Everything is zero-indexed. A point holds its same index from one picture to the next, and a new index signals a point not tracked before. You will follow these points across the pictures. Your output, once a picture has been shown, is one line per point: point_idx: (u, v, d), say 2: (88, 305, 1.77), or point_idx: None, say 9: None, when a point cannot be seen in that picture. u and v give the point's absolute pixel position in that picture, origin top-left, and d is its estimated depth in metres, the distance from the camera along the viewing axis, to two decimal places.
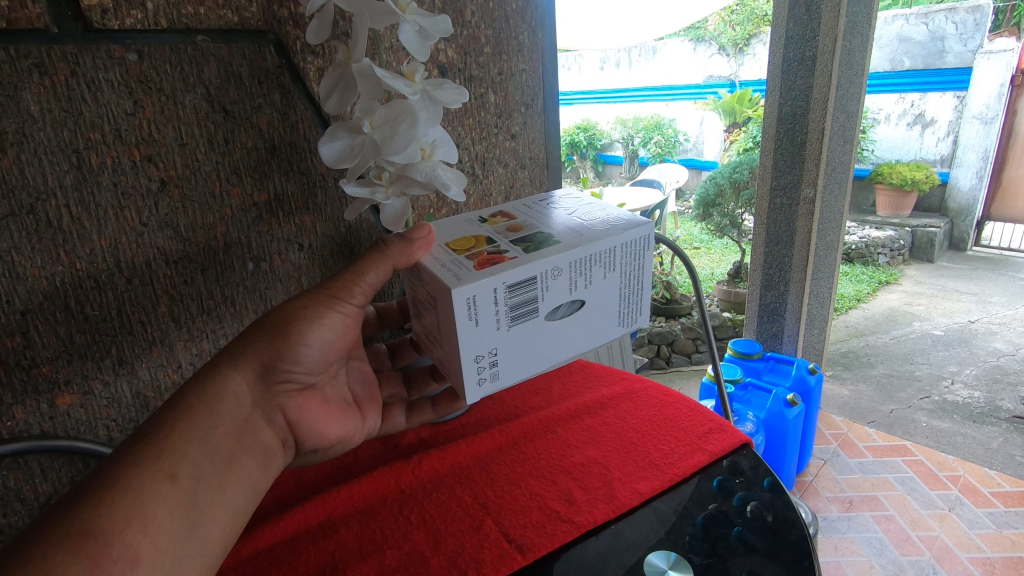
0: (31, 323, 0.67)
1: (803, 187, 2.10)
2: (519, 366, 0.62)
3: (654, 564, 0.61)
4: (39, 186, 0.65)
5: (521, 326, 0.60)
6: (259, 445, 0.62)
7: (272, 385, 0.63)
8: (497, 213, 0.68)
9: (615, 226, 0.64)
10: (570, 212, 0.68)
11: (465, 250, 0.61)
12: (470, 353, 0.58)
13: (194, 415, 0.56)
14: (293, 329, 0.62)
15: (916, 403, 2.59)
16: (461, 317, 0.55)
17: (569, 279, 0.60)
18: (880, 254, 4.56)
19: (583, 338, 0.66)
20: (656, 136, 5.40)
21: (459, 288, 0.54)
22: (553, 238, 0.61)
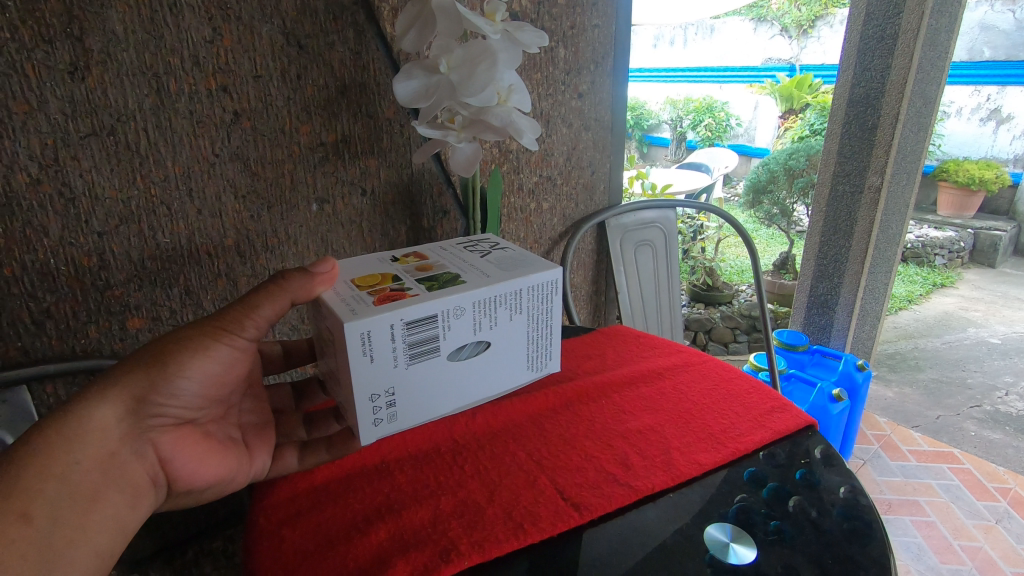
0: (108, 245, 0.67)
1: (870, 174, 1.98)
2: (419, 405, 0.59)
3: (714, 536, 0.59)
4: (119, 108, 0.64)
5: (421, 366, 0.57)
6: (129, 481, 0.56)
7: (147, 418, 0.57)
8: (408, 254, 0.65)
9: (520, 267, 0.63)
10: (483, 253, 0.66)
11: (365, 284, 0.57)
12: (367, 390, 0.54)
13: (50, 452, 0.51)
14: (170, 361, 0.56)
15: (966, 411, 2.47)
16: (353, 355, 0.51)
17: (472, 319, 0.58)
18: (937, 255, 4.33)
19: (485, 381, 0.63)
20: (706, 118, 5.03)
21: (355, 322, 0.50)
22: (458, 278, 0.59)
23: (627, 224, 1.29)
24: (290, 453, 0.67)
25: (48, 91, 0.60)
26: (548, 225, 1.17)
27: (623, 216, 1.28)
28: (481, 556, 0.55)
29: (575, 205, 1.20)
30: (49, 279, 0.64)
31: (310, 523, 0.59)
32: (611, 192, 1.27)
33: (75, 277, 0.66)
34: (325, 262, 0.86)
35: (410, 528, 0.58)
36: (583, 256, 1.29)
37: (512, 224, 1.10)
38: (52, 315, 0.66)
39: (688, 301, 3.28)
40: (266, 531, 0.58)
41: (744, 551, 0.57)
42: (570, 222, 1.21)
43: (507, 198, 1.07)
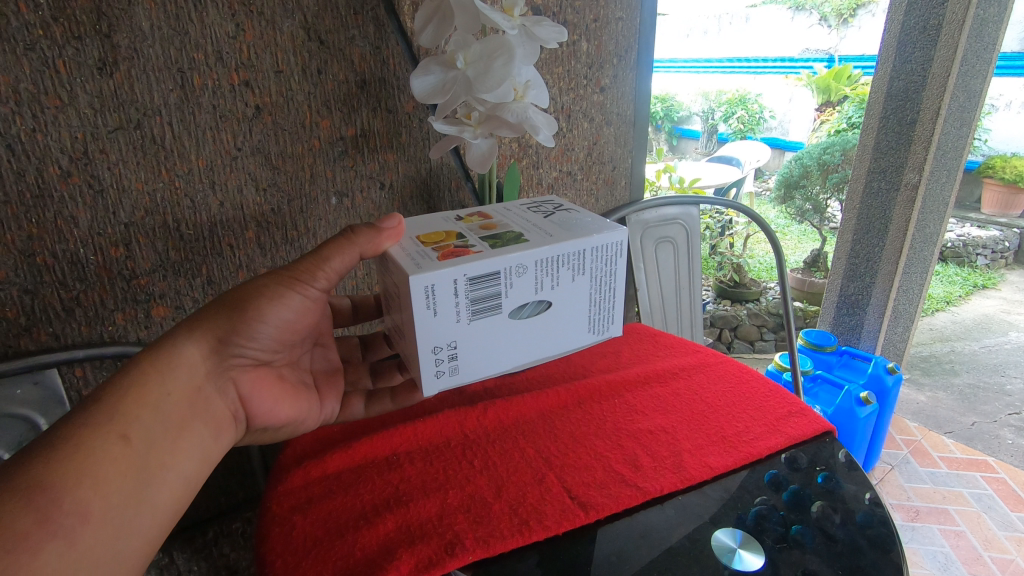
0: (133, 235, 0.69)
1: (907, 171, 1.91)
2: (483, 363, 0.57)
3: (722, 541, 0.59)
4: (146, 102, 0.66)
5: (482, 323, 0.55)
6: (211, 415, 0.58)
7: (228, 358, 0.59)
8: (475, 213, 0.62)
9: (587, 228, 0.58)
10: (551, 214, 0.62)
11: (429, 242, 0.55)
12: (427, 345, 0.53)
13: (147, 380, 0.53)
14: (249, 306, 0.58)
15: (1003, 418, 2.38)
16: (416, 307, 0.50)
17: (535, 278, 0.55)
18: (979, 255, 4.15)
19: (549, 344, 0.60)
20: (739, 111, 4.81)
21: (418, 275, 0.49)
22: (521, 236, 0.56)
23: (648, 220, 1.27)
24: (358, 402, 0.74)
25: (78, 87, 0.62)
26: None
27: (645, 212, 1.27)
28: (485, 552, 0.55)
29: (595, 200, 1.20)
30: (78, 267, 0.67)
31: (321, 511, 0.60)
32: (633, 186, 1.26)
33: (103, 267, 0.68)
34: None
35: (417, 520, 0.59)
36: None
37: None
38: (80, 303, 0.68)
39: (714, 298, 3.22)
40: (278, 517, 0.60)
41: (751, 558, 0.56)
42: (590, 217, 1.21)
43: (526, 192, 1.07)
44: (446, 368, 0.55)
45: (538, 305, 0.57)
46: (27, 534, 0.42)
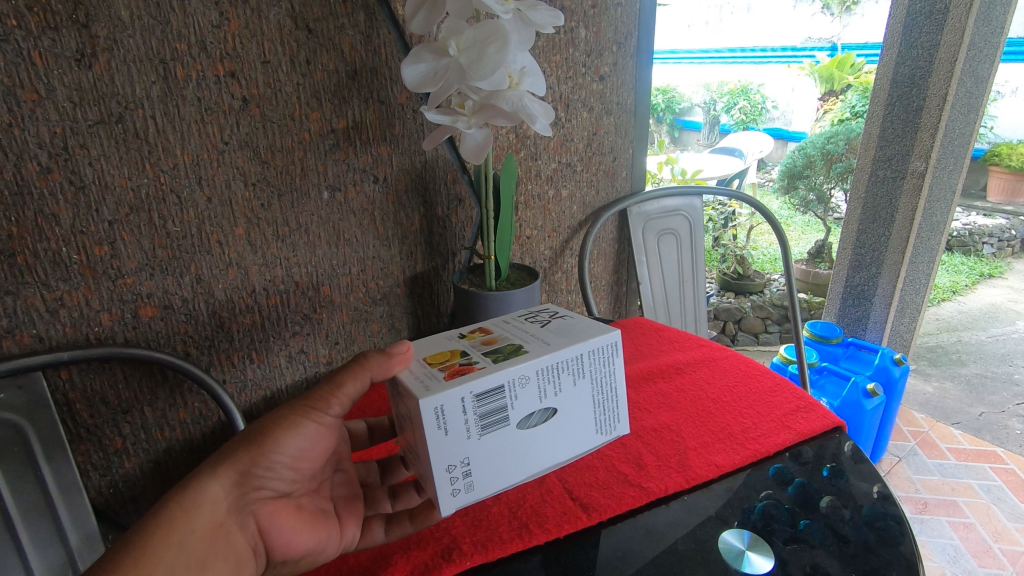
0: (118, 233, 0.67)
1: (913, 159, 1.87)
2: (497, 476, 0.54)
3: (729, 543, 0.56)
4: (127, 95, 0.64)
5: (493, 436, 0.53)
6: (233, 560, 0.49)
7: (253, 490, 0.51)
8: (476, 328, 0.62)
9: (579, 331, 0.59)
10: (546, 321, 0.62)
11: (434, 362, 0.55)
12: (439, 463, 0.50)
13: (166, 530, 0.45)
14: (266, 438, 0.50)
15: (1012, 408, 2.35)
16: (427, 430, 0.48)
17: (539, 387, 0.54)
18: (985, 244, 4.10)
19: (560, 448, 0.58)
20: (741, 101, 4.73)
21: (428, 397, 0.48)
22: (521, 347, 0.56)
23: (650, 212, 1.24)
24: (379, 524, 0.57)
25: (55, 79, 0.59)
26: (568, 213, 1.14)
27: (646, 204, 1.23)
28: (483, 557, 0.53)
29: (596, 191, 1.18)
30: (61, 267, 0.65)
31: None
32: (634, 178, 1.24)
33: (87, 266, 0.66)
34: (337, 251, 0.85)
35: (413, 525, 0.57)
36: (603, 245, 1.26)
37: (529, 212, 1.07)
38: (65, 304, 0.66)
39: (718, 290, 3.19)
40: None
41: (760, 561, 0.54)
42: (591, 210, 1.18)
43: (524, 185, 1.04)
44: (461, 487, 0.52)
45: (545, 414, 0.56)
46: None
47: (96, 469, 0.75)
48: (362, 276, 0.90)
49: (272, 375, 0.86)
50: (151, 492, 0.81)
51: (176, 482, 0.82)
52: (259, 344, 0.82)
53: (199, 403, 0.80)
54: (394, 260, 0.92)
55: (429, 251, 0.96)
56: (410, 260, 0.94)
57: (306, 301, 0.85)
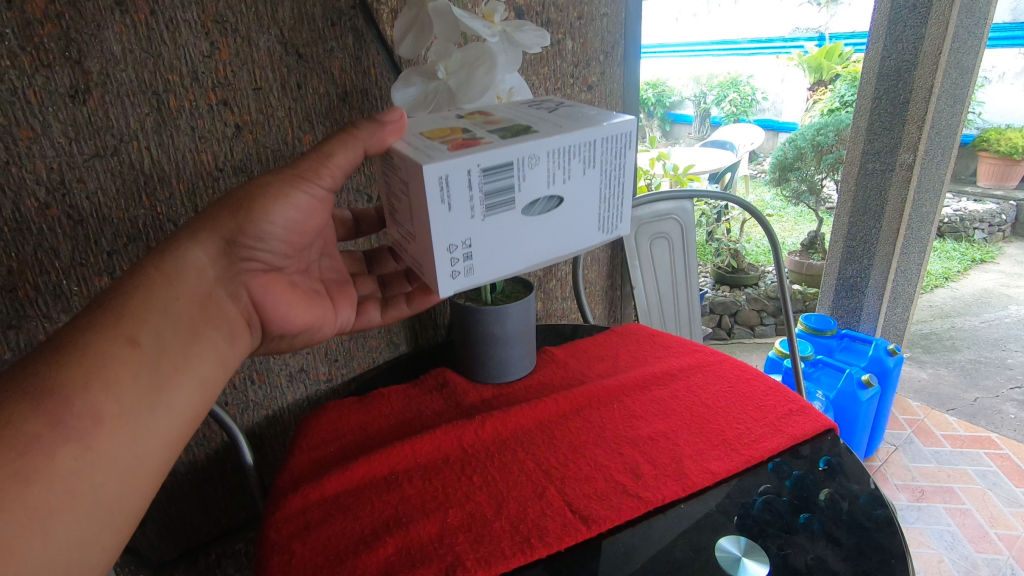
0: (117, 264, 0.68)
1: (902, 151, 1.89)
2: (498, 262, 0.55)
3: (725, 549, 0.58)
4: (122, 128, 0.64)
5: (497, 218, 0.52)
6: (223, 319, 0.56)
7: (240, 261, 0.56)
8: (478, 112, 0.59)
9: (595, 118, 0.56)
10: (554, 109, 0.59)
11: (434, 136, 0.53)
12: (439, 241, 0.50)
13: (153, 285, 0.50)
14: (255, 205, 0.55)
15: (1006, 392, 2.38)
16: (431, 201, 0.48)
17: (547, 169, 0.52)
18: (976, 229, 4.13)
19: (561, 244, 0.57)
20: (731, 93, 4.79)
21: (431, 164, 0.47)
22: (529, 128, 0.53)
23: (642, 217, 1.25)
24: (373, 309, 0.74)
25: (51, 116, 0.60)
26: None
27: (638, 209, 1.24)
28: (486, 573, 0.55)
29: None
30: (62, 299, 0.66)
31: (320, 536, 0.60)
32: None
33: (88, 297, 0.67)
34: None
35: (417, 542, 0.58)
36: (596, 251, 1.28)
37: None
38: None
39: (712, 284, 3.19)
40: (277, 544, 0.59)
41: (755, 567, 0.56)
42: None
43: None
44: (459, 267, 0.53)
45: (552, 203, 0.55)
46: (39, 436, 0.41)
47: None
48: None
49: (273, 396, 0.88)
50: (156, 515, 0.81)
51: (182, 502, 0.83)
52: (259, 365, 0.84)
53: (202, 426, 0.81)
54: None
55: None
56: None
57: None
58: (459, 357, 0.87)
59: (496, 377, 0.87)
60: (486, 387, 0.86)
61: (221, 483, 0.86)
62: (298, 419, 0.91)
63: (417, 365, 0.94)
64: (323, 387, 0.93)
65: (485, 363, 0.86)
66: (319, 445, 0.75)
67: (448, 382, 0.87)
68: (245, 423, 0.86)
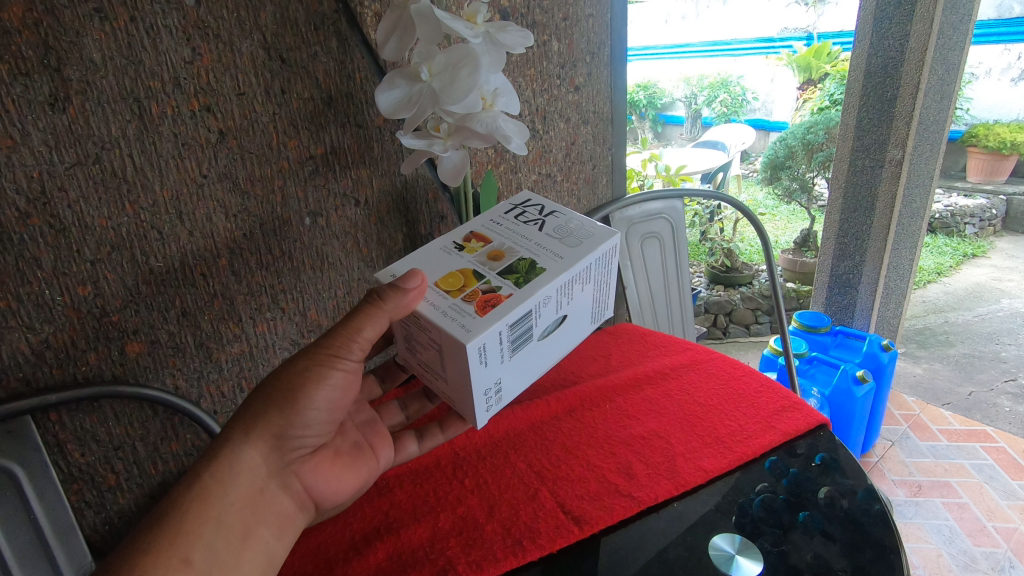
0: (101, 273, 0.67)
1: (890, 147, 1.90)
2: (516, 384, 0.59)
3: (720, 547, 0.58)
4: (103, 136, 0.64)
5: (520, 354, 0.56)
6: (275, 513, 0.55)
7: (290, 452, 0.56)
8: (472, 235, 0.61)
9: (582, 235, 0.60)
10: (539, 225, 0.62)
11: (448, 286, 0.54)
12: (478, 391, 0.54)
13: (207, 498, 0.50)
14: (298, 393, 0.54)
15: (1000, 386, 2.39)
16: (472, 367, 0.50)
17: (556, 301, 0.57)
18: (967, 224, 4.15)
19: (563, 345, 0.64)
20: (721, 94, 4.87)
21: (472, 340, 0.49)
22: (537, 264, 0.55)
23: (632, 217, 1.26)
24: (411, 440, 0.69)
25: (29, 124, 0.60)
26: None
27: (628, 209, 1.25)
28: None
29: (577, 200, 1.20)
30: (45, 309, 0.65)
31: (310, 545, 0.59)
32: (615, 186, 1.27)
33: (71, 307, 0.66)
34: (321, 275, 0.86)
35: (408, 547, 0.58)
36: None
37: None
38: (50, 345, 0.66)
39: (706, 284, 3.19)
40: None
41: (749, 564, 0.55)
42: None
43: (506, 197, 1.05)
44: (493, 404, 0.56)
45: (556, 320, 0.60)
46: None
47: (91, 507, 0.75)
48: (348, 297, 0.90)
49: None
50: None
51: None
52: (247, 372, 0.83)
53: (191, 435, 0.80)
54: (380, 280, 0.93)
55: None
56: None
57: (293, 327, 0.86)
58: None
59: None
60: None
61: None
62: None
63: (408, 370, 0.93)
64: None
65: None
66: None
67: None
68: None
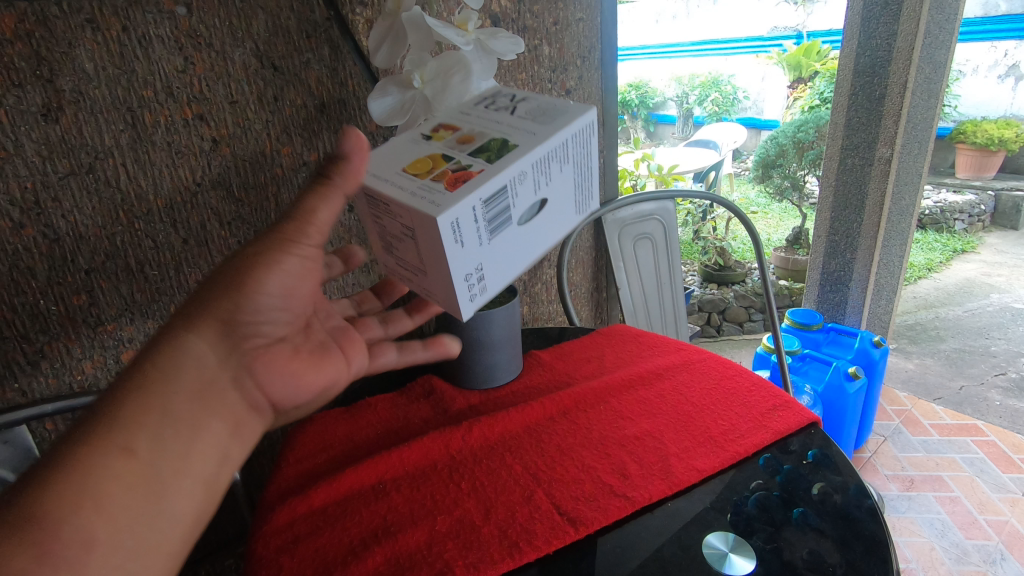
0: (95, 282, 0.67)
1: (879, 146, 1.91)
2: (504, 272, 0.55)
3: (713, 544, 0.59)
4: (96, 145, 0.64)
5: (501, 237, 0.52)
6: (232, 406, 0.47)
7: (244, 338, 0.48)
8: (441, 126, 0.55)
9: (558, 111, 0.53)
10: (512, 105, 0.55)
11: (418, 168, 0.50)
12: (456, 274, 0.50)
13: (146, 390, 0.42)
14: (249, 275, 0.47)
15: (990, 380, 2.41)
16: (446, 245, 0.47)
17: (535, 179, 0.51)
18: (957, 220, 4.19)
19: (551, 235, 0.58)
20: (713, 93, 4.80)
21: (442, 214, 0.45)
22: (508, 141, 0.50)
23: (624, 218, 1.27)
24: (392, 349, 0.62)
25: (23, 135, 0.60)
26: None
27: (620, 211, 1.26)
28: None
29: None
30: (40, 319, 0.65)
31: (308, 549, 0.60)
32: (607, 187, 1.27)
33: (66, 316, 0.67)
34: None
35: (406, 551, 0.58)
36: (581, 253, 1.29)
37: None
38: (46, 355, 0.67)
39: (700, 282, 3.20)
40: (264, 558, 0.59)
41: (742, 562, 0.56)
42: None
43: None
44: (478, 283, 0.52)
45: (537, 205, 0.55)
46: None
47: None
48: None
49: None
50: None
51: None
52: None
53: None
54: None
55: None
56: None
57: None
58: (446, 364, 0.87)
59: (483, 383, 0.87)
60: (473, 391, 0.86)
61: None
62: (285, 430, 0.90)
63: (404, 374, 0.94)
64: None
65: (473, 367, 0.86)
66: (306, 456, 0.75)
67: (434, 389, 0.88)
68: None
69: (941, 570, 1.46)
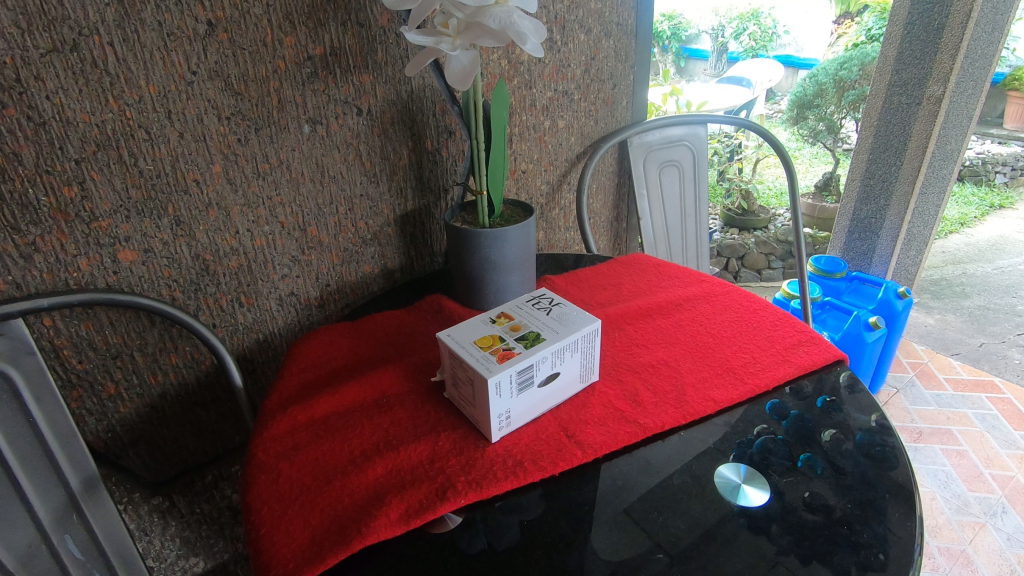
0: (87, 173, 0.63)
1: (930, 83, 1.75)
2: (528, 414, 0.61)
3: (725, 476, 0.57)
4: (80, 20, 0.58)
5: (527, 395, 0.60)
6: None
7: None
8: (502, 313, 0.66)
9: (576, 321, 0.64)
10: (549, 307, 0.67)
11: (481, 345, 0.60)
12: (491, 414, 0.57)
13: None
14: None
15: (1012, 338, 2.34)
16: (491, 398, 0.56)
17: (554, 363, 0.61)
18: (998, 173, 3.97)
19: (566, 392, 0.64)
20: (751, 26, 3.71)
21: (494, 375, 0.55)
22: (540, 335, 0.61)
23: (651, 142, 1.20)
24: None
25: None
26: (565, 145, 1.10)
27: (647, 134, 1.19)
28: (477, 495, 0.53)
29: (594, 122, 1.13)
30: (30, 211, 0.61)
31: (308, 457, 0.58)
32: (634, 109, 1.20)
33: (58, 209, 0.63)
34: (321, 189, 0.81)
35: (408, 465, 0.57)
36: (602, 179, 1.23)
37: (524, 144, 1.02)
38: (39, 249, 0.63)
39: (721, 226, 3.11)
40: (263, 463, 0.58)
41: (754, 494, 0.55)
42: (589, 141, 1.14)
43: (518, 115, 0.99)
44: (504, 424, 0.59)
45: (557, 372, 0.62)
46: None
47: (92, 414, 0.74)
48: (350, 214, 0.86)
49: (263, 319, 0.84)
50: (149, 435, 0.80)
51: (175, 424, 0.82)
52: (247, 287, 0.81)
53: (191, 347, 0.79)
54: (384, 198, 0.88)
55: (419, 187, 0.92)
56: (400, 198, 0.91)
57: (293, 243, 0.82)
58: (455, 284, 0.84)
59: (492, 304, 0.82)
60: (482, 310, 0.82)
61: (214, 407, 0.84)
62: (290, 342, 0.88)
63: (411, 293, 0.91)
64: (316, 313, 0.90)
65: (484, 290, 0.81)
66: (308, 368, 0.73)
67: (443, 308, 0.85)
68: (235, 346, 0.83)
69: (939, 520, 1.46)
